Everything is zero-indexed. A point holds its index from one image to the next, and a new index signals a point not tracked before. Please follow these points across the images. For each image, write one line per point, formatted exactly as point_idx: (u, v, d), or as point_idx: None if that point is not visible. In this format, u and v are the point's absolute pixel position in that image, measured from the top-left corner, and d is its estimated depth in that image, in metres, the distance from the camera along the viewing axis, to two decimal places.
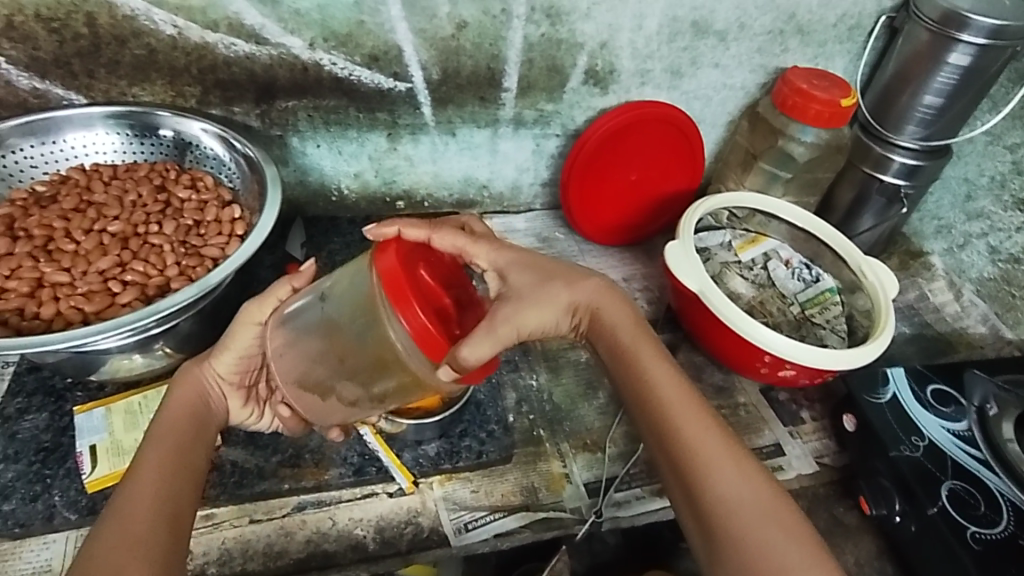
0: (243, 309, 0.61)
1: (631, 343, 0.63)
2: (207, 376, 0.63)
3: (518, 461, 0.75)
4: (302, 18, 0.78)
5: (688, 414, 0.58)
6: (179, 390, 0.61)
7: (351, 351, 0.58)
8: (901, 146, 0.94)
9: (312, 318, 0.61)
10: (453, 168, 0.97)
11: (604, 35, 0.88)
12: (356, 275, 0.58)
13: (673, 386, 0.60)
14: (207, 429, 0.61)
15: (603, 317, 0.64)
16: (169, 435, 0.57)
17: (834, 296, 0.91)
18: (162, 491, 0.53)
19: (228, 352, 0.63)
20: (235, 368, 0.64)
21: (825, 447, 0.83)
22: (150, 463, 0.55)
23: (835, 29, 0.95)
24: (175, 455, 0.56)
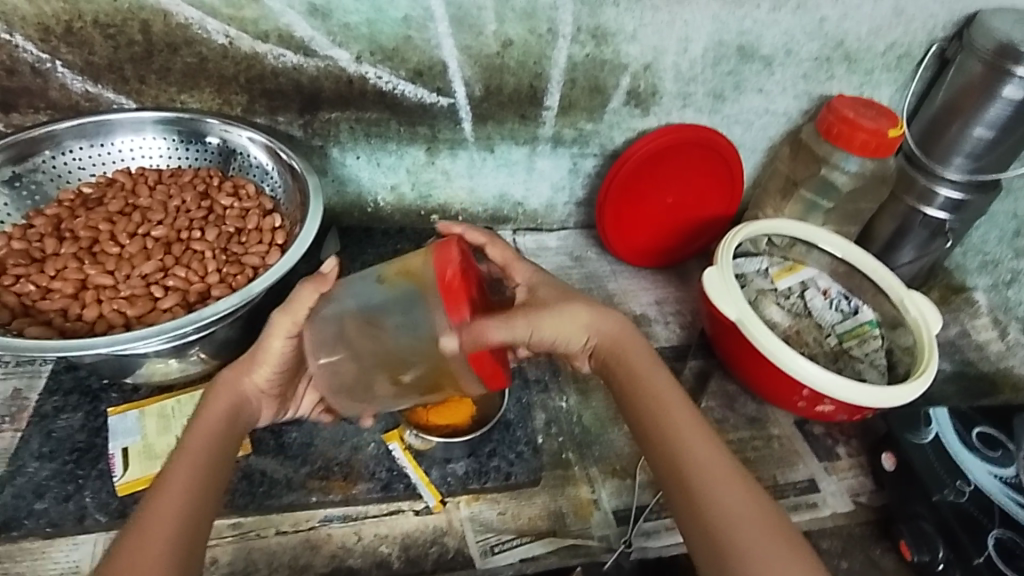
0: (274, 318, 0.59)
1: (641, 371, 0.62)
2: (244, 386, 0.61)
3: (546, 485, 0.74)
4: (351, 32, 0.78)
5: (699, 438, 0.57)
6: (214, 401, 0.59)
7: (397, 356, 0.60)
8: (946, 178, 0.92)
9: (348, 325, 0.61)
10: (489, 185, 0.97)
11: (648, 57, 0.87)
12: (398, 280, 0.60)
13: (683, 412, 0.59)
14: (237, 443, 0.58)
15: (617, 347, 0.64)
16: (201, 445, 0.55)
17: (874, 329, 0.88)
18: (185, 506, 0.51)
19: (264, 361, 0.60)
20: (271, 378, 0.62)
21: (861, 486, 0.80)
22: (178, 474, 0.52)
23: (883, 58, 0.93)
24: (204, 469, 0.54)
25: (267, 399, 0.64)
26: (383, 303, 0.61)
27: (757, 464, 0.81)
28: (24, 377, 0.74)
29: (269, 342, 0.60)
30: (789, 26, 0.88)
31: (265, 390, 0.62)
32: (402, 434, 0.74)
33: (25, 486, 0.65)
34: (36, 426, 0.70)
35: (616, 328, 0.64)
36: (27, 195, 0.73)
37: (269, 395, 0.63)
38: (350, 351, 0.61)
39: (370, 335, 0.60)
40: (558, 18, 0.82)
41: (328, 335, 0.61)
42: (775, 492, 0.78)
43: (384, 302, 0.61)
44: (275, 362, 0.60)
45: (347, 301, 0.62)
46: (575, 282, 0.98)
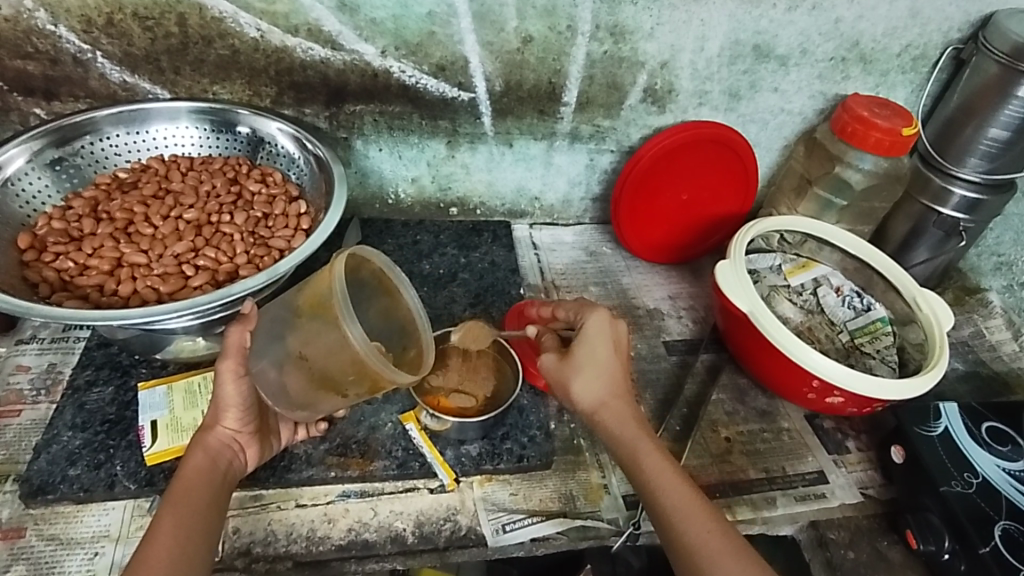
0: (220, 367, 0.61)
1: (634, 446, 0.61)
2: (214, 435, 0.63)
3: (558, 469, 0.76)
4: (377, 27, 0.81)
5: (693, 511, 0.58)
6: (191, 456, 0.61)
7: (331, 370, 0.63)
8: (961, 178, 0.93)
9: (281, 354, 0.65)
10: (507, 179, 0.99)
11: (665, 55, 0.89)
12: (319, 295, 0.63)
13: (679, 488, 0.59)
14: (222, 490, 0.61)
15: (603, 414, 0.63)
16: (184, 500, 0.58)
17: (886, 327, 0.90)
18: (172, 557, 0.54)
19: (228, 408, 0.63)
20: (238, 420, 0.64)
21: (870, 479, 0.81)
22: (164, 529, 0.55)
23: (898, 58, 0.94)
24: (188, 521, 0.56)
25: (245, 439, 0.65)
26: (302, 335, 0.64)
27: (767, 455, 0.82)
28: (59, 352, 0.78)
29: (223, 390, 0.62)
30: (805, 26, 0.89)
31: (240, 432, 0.64)
32: (419, 416, 0.76)
33: (59, 453, 0.68)
34: (69, 397, 0.73)
35: (608, 394, 0.64)
36: (66, 177, 0.76)
37: (246, 434, 0.65)
38: (294, 378, 0.65)
39: (305, 358, 0.63)
40: (578, 15, 0.84)
41: (271, 374, 0.65)
42: (785, 482, 0.79)
43: (302, 330, 0.64)
44: (235, 406, 0.62)
45: (265, 340, 0.65)
46: (589, 275, 1.00)
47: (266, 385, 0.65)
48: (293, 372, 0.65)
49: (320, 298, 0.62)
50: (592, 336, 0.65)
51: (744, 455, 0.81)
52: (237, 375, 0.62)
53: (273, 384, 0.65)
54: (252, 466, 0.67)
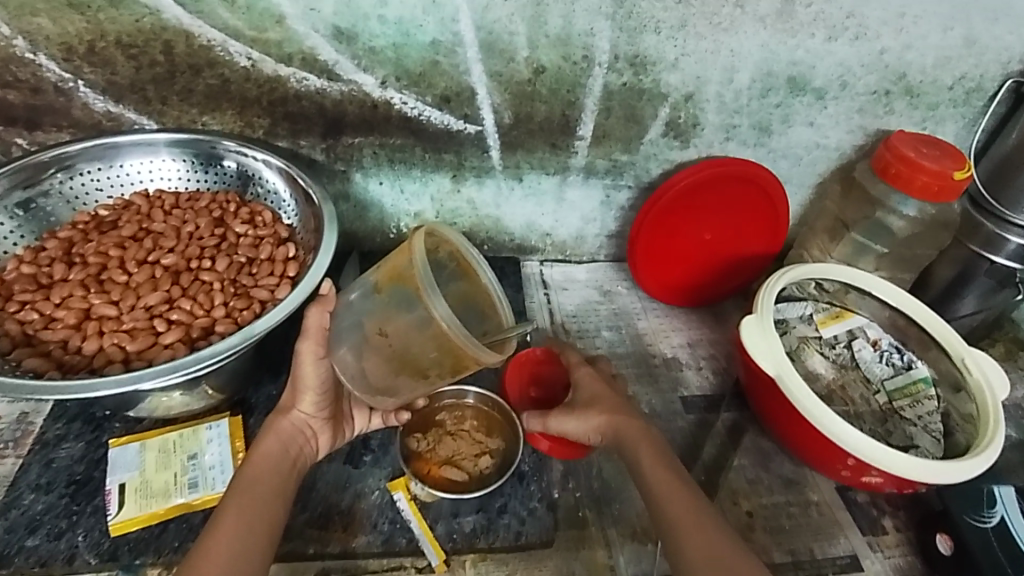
0: (299, 349, 0.60)
1: (654, 474, 0.58)
2: (289, 420, 0.63)
3: (559, 547, 0.68)
4: (376, 56, 0.75)
5: (698, 534, 0.53)
6: (262, 442, 0.61)
7: (409, 354, 0.54)
8: (1018, 224, 0.84)
9: (358, 337, 0.57)
10: (516, 214, 0.93)
11: (690, 87, 0.82)
12: (398, 263, 0.55)
13: (684, 503, 0.56)
14: (290, 478, 0.60)
15: (631, 433, 0.61)
16: (251, 485, 0.57)
17: (929, 389, 0.82)
18: (233, 545, 0.52)
19: (306, 390, 0.62)
20: (315, 403, 0.63)
21: (909, 567, 0.72)
22: (228, 518, 0.54)
23: (950, 91, 0.85)
24: (253, 507, 0.55)
25: (318, 425, 0.65)
26: (377, 310, 0.55)
27: (792, 533, 0.74)
28: (31, 401, 0.73)
29: (302, 371, 0.61)
30: (846, 56, 0.81)
31: (314, 417, 0.64)
32: (409, 483, 0.69)
33: (18, 519, 0.63)
34: (37, 454, 0.68)
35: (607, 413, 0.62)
36: (41, 217, 0.71)
37: (320, 420, 0.65)
38: (372, 362, 0.57)
39: (383, 339, 0.55)
40: (594, 44, 0.77)
41: (350, 359, 0.58)
42: (812, 568, 0.71)
43: (378, 306, 0.55)
44: (313, 388, 0.62)
45: (344, 321, 0.58)
46: (602, 319, 0.93)
47: (345, 369, 0.59)
48: (370, 354, 0.57)
49: (397, 270, 0.54)
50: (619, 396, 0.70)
51: (767, 534, 0.74)
52: (316, 357, 0.60)
53: (351, 369, 0.59)
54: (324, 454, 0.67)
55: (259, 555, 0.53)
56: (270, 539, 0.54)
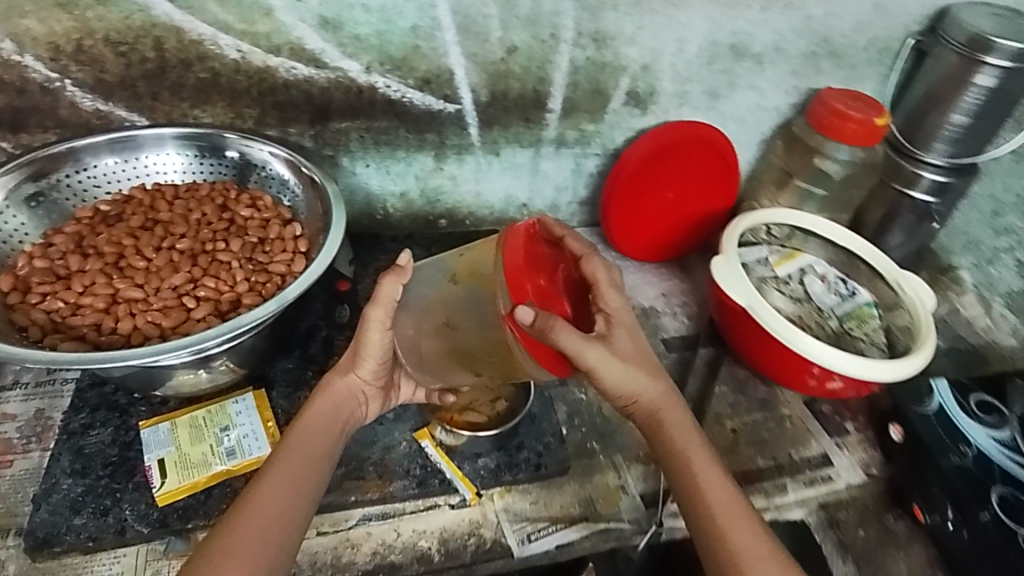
0: (367, 315, 0.64)
1: (699, 465, 0.62)
2: (346, 384, 0.68)
3: (574, 474, 0.76)
4: (361, 43, 0.80)
5: (736, 517, 0.59)
6: (318, 400, 0.67)
7: (466, 347, 0.64)
8: (930, 163, 0.98)
9: (423, 317, 0.65)
10: (495, 188, 0.99)
11: (646, 59, 0.91)
12: (484, 259, 0.62)
13: (721, 485, 0.61)
14: (338, 437, 0.66)
15: (662, 410, 0.65)
16: (302, 442, 0.63)
17: (872, 311, 0.93)
18: (282, 495, 0.59)
19: (367, 358, 0.67)
20: (373, 372, 0.68)
21: (871, 459, 0.84)
22: (280, 468, 0.60)
23: (866, 52, 0.98)
24: (302, 462, 0.62)
25: (370, 392, 0.70)
26: (451, 297, 0.63)
27: (771, 444, 0.84)
28: (47, 397, 0.74)
29: (368, 339, 0.66)
30: (778, 25, 0.92)
31: (368, 384, 0.69)
32: (432, 431, 0.76)
33: (60, 502, 0.65)
34: (65, 443, 0.70)
35: (662, 395, 0.65)
36: (44, 213, 0.73)
37: (373, 388, 0.70)
38: (430, 341, 0.66)
39: (445, 329, 0.64)
40: (560, 23, 0.85)
41: (410, 333, 0.67)
42: (792, 469, 0.82)
43: (448, 295, 0.64)
44: (375, 356, 0.67)
45: (416, 296, 0.66)
46: None
47: (407, 347, 0.68)
48: (427, 338, 0.66)
49: (477, 269, 0.62)
50: (617, 319, 0.63)
51: (750, 446, 0.84)
52: (383, 327, 0.65)
53: (413, 349, 0.68)
54: (371, 418, 0.72)
55: (300, 509, 0.59)
56: (313, 493, 0.61)
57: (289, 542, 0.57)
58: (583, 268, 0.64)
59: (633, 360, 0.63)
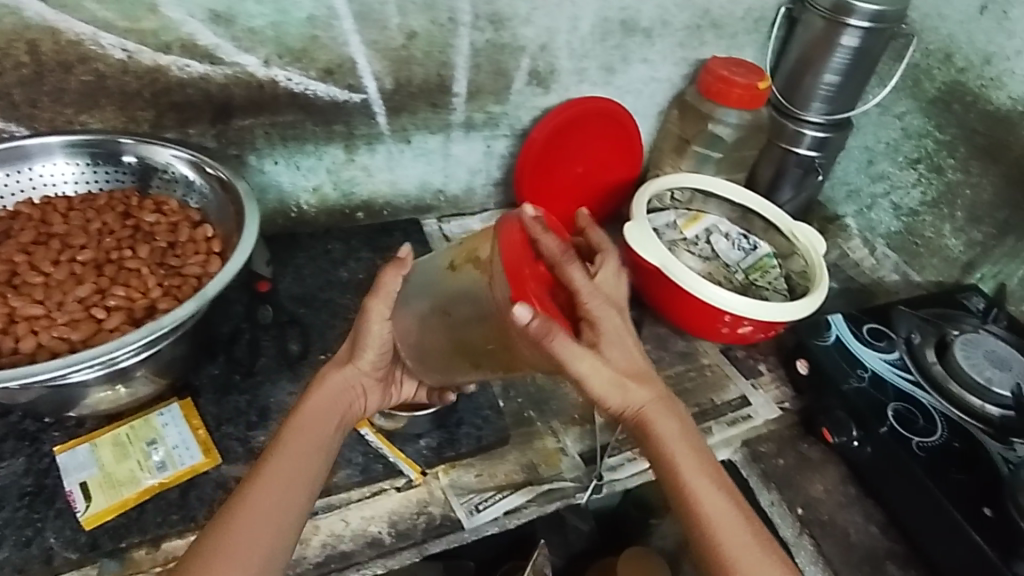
0: (369, 307, 0.63)
1: (694, 474, 0.61)
2: (343, 376, 0.65)
3: (515, 442, 0.79)
4: (256, 36, 0.79)
5: (732, 524, 0.59)
6: (315, 392, 0.63)
7: (464, 339, 0.65)
8: (810, 121, 1.07)
9: (425, 309, 0.66)
10: (409, 175, 1.00)
11: (543, 38, 0.94)
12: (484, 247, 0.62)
13: (714, 492, 0.60)
14: (336, 429, 0.63)
15: (651, 419, 0.61)
16: (298, 439, 0.60)
17: (772, 261, 1.01)
18: (276, 498, 0.57)
19: (368, 347, 0.65)
20: (374, 361, 0.66)
21: (784, 394, 0.91)
22: (274, 470, 0.58)
23: (743, 22, 1.05)
24: (296, 465, 0.59)
25: (370, 385, 0.67)
26: (450, 286, 0.64)
27: (694, 392, 0.90)
28: None
29: (369, 330, 0.64)
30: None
31: (367, 375, 0.66)
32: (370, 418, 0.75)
33: None
34: None
35: (651, 399, 0.62)
36: None
37: (372, 380, 0.67)
38: (432, 334, 0.66)
39: (444, 317, 0.65)
40: (456, 7, 0.86)
41: (412, 325, 0.67)
42: (715, 412, 0.88)
43: (449, 283, 0.64)
44: (376, 346, 0.65)
45: (415, 288, 0.67)
46: None
47: (409, 342, 0.68)
48: (430, 329, 0.66)
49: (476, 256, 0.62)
50: (605, 325, 0.59)
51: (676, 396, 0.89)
52: (383, 317, 0.64)
53: (416, 343, 0.68)
54: (371, 412, 0.69)
55: (293, 515, 0.57)
56: (309, 491, 0.59)
57: (284, 543, 0.56)
58: (565, 272, 0.57)
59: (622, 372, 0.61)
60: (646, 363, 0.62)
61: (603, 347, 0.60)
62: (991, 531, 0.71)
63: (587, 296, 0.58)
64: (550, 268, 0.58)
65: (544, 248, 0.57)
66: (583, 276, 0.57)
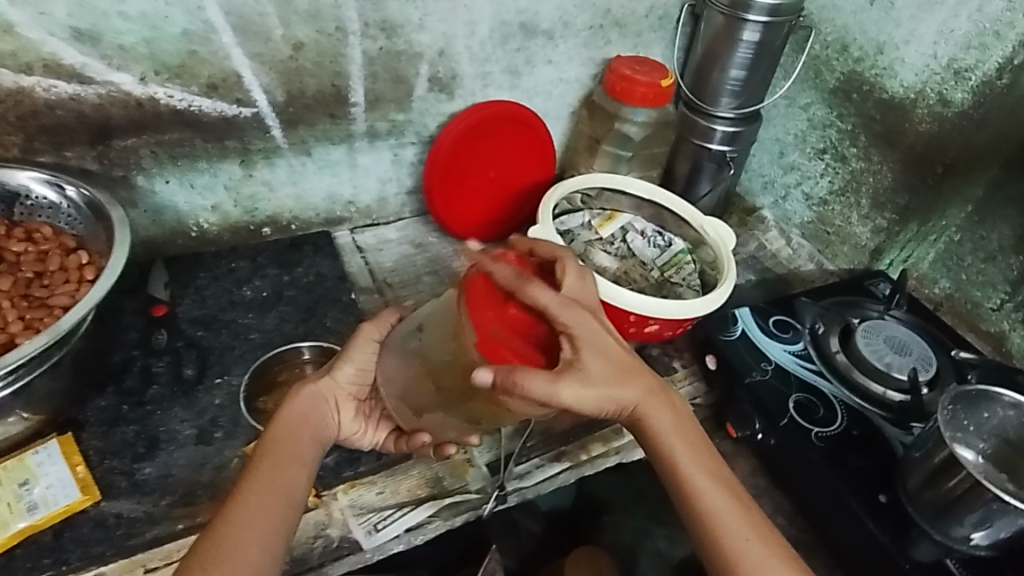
0: (361, 329, 0.72)
1: (693, 464, 0.64)
2: (323, 392, 0.69)
3: (419, 456, 0.77)
4: (128, 53, 0.76)
5: (731, 511, 0.62)
6: (296, 404, 0.67)
7: (437, 363, 0.64)
8: (720, 117, 1.07)
9: (405, 342, 0.67)
10: (315, 188, 0.98)
11: (440, 44, 0.93)
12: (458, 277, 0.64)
13: (711, 481, 0.63)
14: (314, 446, 0.66)
15: (647, 412, 0.64)
16: (278, 452, 0.63)
17: (686, 257, 1.01)
18: (264, 504, 0.59)
19: (349, 361, 0.71)
20: (354, 381, 0.72)
21: (697, 390, 0.91)
22: (260, 481, 0.61)
23: (647, 19, 1.06)
24: (280, 474, 0.62)
25: (347, 406, 0.71)
26: (429, 310, 0.67)
27: None
28: None
29: (354, 348, 0.71)
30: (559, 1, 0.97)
31: (346, 393, 0.71)
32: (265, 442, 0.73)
33: None
34: None
35: (647, 391, 0.64)
36: None
37: (350, 400, 0.72)
38: (410, 362, 0.67)
39: (417, 337, 0.66)
40: (343, 15, 0.84)
41: (393, 360, 0.69)
42: None
43: (428, 306, 0.67)
44: (360, 363, 0.71)
45: (402, 326, 0.70)
46: (420, 267, 1.02)
47: (387, 375, 0.70)
48: (406, 359, 0.67)
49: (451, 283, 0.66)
50: (589, 340, 0.59)
51: None
52: (371, 338, 0.72)
53: (393, 377, 0.69)
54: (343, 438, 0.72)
55: (284, 520, 0.59)
56: (294, 503, 0.61)
57: (275, 554, 0.57)
58: (532, 295, 0.58)
59: (605, 378, 0.61)
60: (632, 357, 0.64)
61: (590, 363, 0.59)
62: (887, 517, 0.72)
63: (558, 315, 0.58)
64: (517, 302, 0.59)
65: (500, 276, 0.59)
66: (548, 292, 0.57)
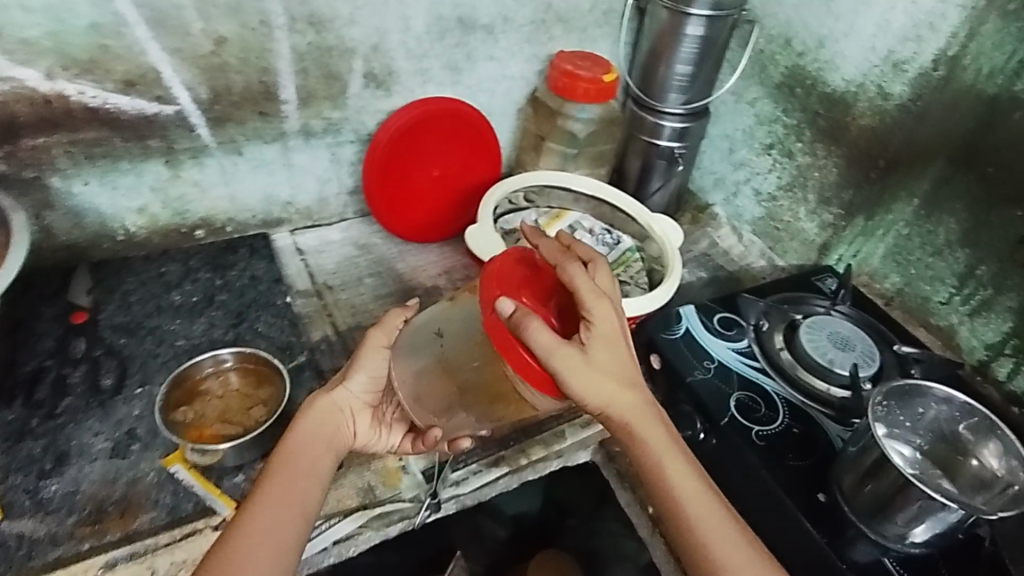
0: (369, 338, 0.71)
1: (681, 480, 0.62)
2: (334, 403, 0.69)
3: (351, 464, 0.75)
4: (32, 47, 0.73)
5: (719, 528, 0.60)
6: (305, 419, 0.67)
7: (456, 359, 0.71)
8: (668, 113, 1.06)
9: (421, 348, 0.72)
10: (249, 189, 0.95)
11: (373, 39, 0.90)
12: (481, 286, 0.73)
13: (698, 496, 0.62)
14: (325, 458, 0.66)
15: (637, 427, 0.62)
16: (286, 468, 0.63)
17: (635, 256, 0.99)
18: (270, 520, 0.59)
19: (361, 371, 0.71)
20: (366, 389, 0.72)
21: None
22: (268, 498, 0.60)
23: (591, 15, 1.04)
24: (288, 490, 0.61)
25: (359, 414, 0.71)
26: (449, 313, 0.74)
27: None
28: None
29: (365, 359, 0.71)
30: None
31: (355, 401, 0.71)
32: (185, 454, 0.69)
33: None
34: None
35: (639, 403, 0.63)
36: None
37: (363, 408, 0.71)
38: (426, 365, 0.71)
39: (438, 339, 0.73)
40: (267, 9, 0.81)
41: (412, 365, 0.72)
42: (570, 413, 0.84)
43: (449, 313, 0.75)
44: (371, 373, 0.71)
45: (414, 329, 0.74)
46: (362, 269, 0.99)
47: (405, 383, 0.71)
48: (423, 360, 0.72)
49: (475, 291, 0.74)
50: (604, 328, 0.61)
51: None
52: (381, 348, 0.71)
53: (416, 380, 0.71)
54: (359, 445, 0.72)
55: (291, 537, 0.59)
56: (304, 519, 0.61)
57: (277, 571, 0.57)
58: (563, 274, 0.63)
59: (614, 374, 0.61)
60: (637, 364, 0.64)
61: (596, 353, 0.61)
62: (823, 516, 0.71)
63: (585, 296, 0.61)
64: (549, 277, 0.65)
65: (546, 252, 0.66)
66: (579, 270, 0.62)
